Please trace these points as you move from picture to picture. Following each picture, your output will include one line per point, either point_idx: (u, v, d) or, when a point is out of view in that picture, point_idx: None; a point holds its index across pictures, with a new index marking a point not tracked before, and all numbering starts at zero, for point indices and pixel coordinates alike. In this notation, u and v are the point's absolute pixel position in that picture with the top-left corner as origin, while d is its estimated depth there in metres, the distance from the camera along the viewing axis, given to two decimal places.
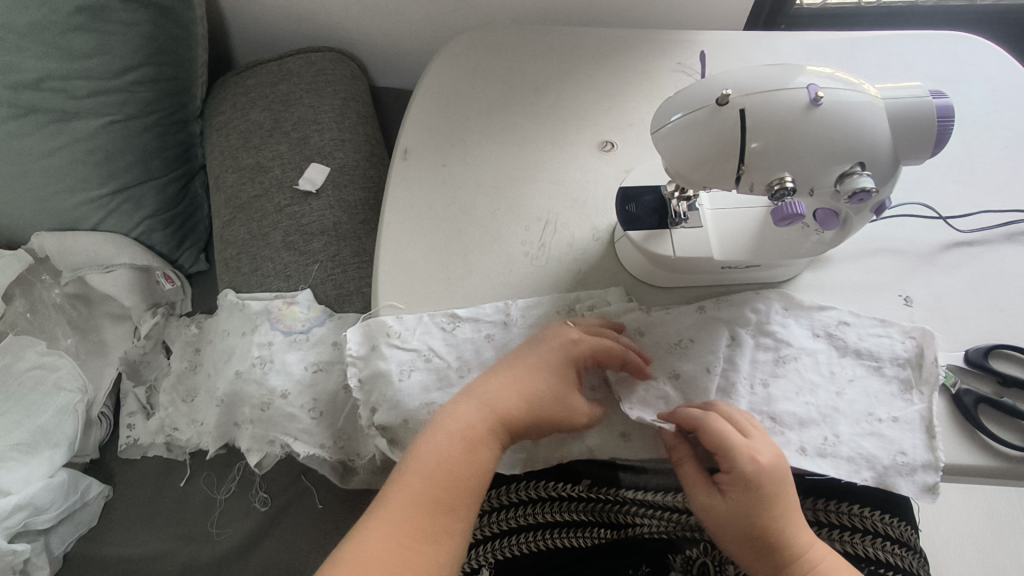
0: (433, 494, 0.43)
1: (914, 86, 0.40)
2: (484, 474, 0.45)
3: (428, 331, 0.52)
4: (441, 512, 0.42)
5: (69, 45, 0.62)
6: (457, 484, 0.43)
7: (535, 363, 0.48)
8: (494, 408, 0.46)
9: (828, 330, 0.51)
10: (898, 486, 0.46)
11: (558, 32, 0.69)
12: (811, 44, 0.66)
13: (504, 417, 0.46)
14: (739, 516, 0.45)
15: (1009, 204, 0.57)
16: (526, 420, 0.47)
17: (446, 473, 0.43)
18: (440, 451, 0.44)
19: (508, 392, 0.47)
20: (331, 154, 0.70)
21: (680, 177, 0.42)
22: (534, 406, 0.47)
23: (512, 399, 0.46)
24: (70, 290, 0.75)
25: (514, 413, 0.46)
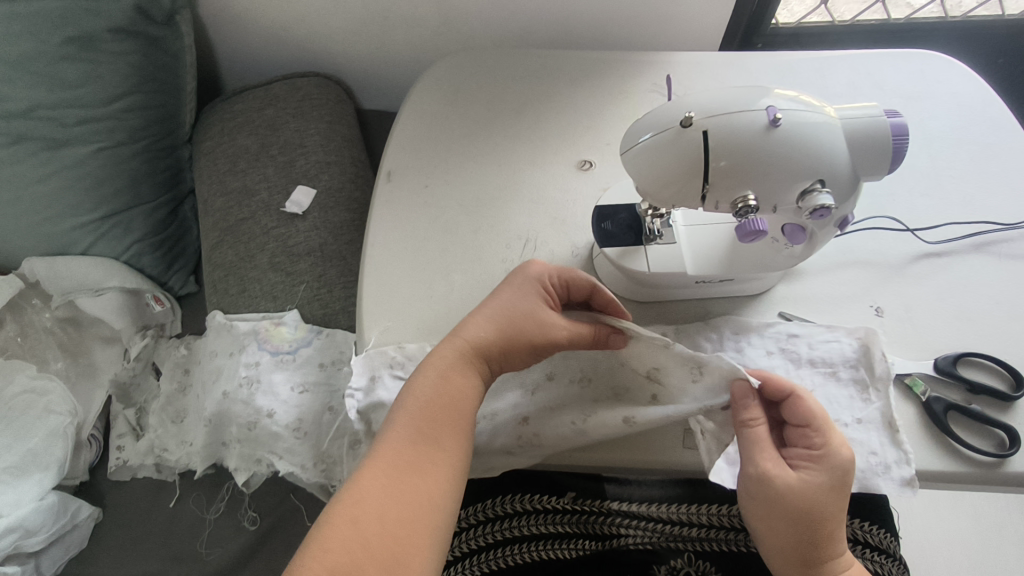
0: (421, 427, 0.43)
1: (869, 106, 0.42)
2: (467, 403, 0.44)
3: None
4: (429, 444, 0.42)
5: (59, 75, 0.64)
6: (442, 414, 0.43)
7: (507, 292, 0.49)
8: (470, 335, 0.46)
9: (779, 344, 0.52)
10: (878, 486, 0.47)
11: (537, 55, 0.71)
12: (782, 63, 0.68)
13: (477, 341, 0.46)
14: (828, 492, 0.43)
15: (975, 216, 0.59)
16: (501, 341, 0.46)
17: (431, 406, 0.43)
18: (425, 386, 0.44)
19: (481, 319, 0.47)
20: (316, 177, 0.72)
21: (650, 196, 0.43)
22: (507, 327, 0.47)
23: (481, 326, 0.47)
24: (61, 314, 0.76)
25: (487, 342, 0.46)
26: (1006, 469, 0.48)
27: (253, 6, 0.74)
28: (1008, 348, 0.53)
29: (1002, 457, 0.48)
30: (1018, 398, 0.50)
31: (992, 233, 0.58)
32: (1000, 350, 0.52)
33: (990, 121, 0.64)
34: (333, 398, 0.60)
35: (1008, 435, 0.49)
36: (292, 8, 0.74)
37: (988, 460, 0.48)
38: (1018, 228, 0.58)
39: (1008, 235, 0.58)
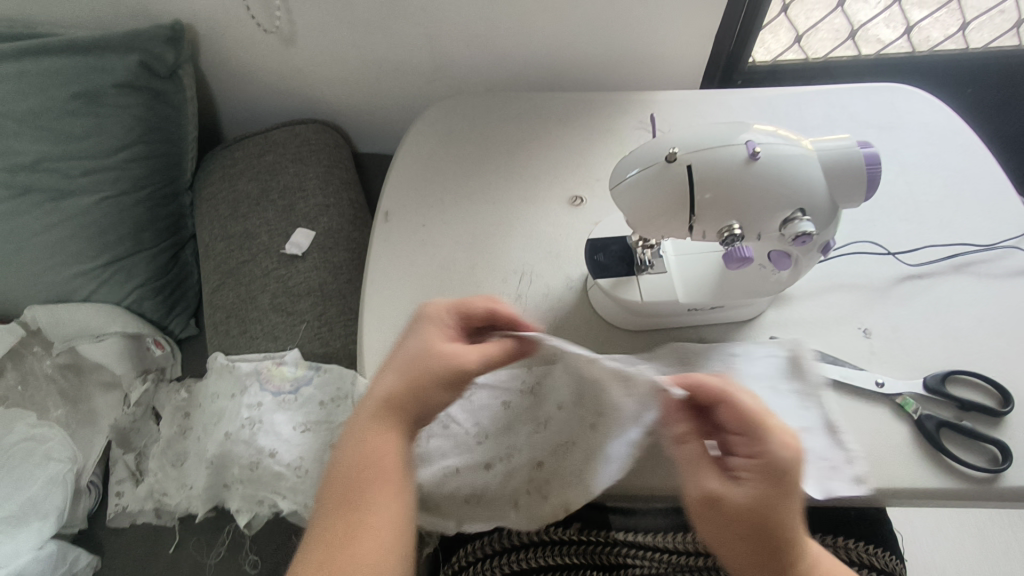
0: (343, 501, 0.37)
1: (843, 137, 0.44)
2: (384, 461, 0.38)
3: None
4: (349, 513, 0.36)
5: (65, 128, 0.68)
6: (358, 480, 0.37)
7: (402, 343, 0.43)
8: (376, 391, 0.41)
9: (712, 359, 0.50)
10: (834, 489, 0.46)
11: (527, 98, 0.74)
12: (761, 99, 0.71)
13: (384, 394, 0.40)
14: (751, 518, 0.37)
15: (953, 238, 0.61)
16: (411, 383, 0.40)
17: (344, 474, 0.38)
18: (342, 457, 0.39)
19: (384, 374, 0.42)
20: (315, 219, 0.74)
21: (640, 228, 0.45)
22: (411, 369, 0.41)
23: (385, 378, 0.41)
24: (61, 360, 0.75)
25: (392, 391, 0.40)
26: (999, 484, 0.49)
27: (253, 59, 0.77)
28: (994, 364, 0.54)
29: (995, 471, 0.49)
30: (1008, 413, 0.51)
31: (971, 254, 0.60)
32: (986, 367, 0.54)
33: (961, 148, 0.67)
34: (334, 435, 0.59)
35: (999, 449, 0.50)
36: (291, 60, 0.78)
37: (982, 475, 0.49)
38: (994, 248, 0.60)
39: (986, 255, 0.60)
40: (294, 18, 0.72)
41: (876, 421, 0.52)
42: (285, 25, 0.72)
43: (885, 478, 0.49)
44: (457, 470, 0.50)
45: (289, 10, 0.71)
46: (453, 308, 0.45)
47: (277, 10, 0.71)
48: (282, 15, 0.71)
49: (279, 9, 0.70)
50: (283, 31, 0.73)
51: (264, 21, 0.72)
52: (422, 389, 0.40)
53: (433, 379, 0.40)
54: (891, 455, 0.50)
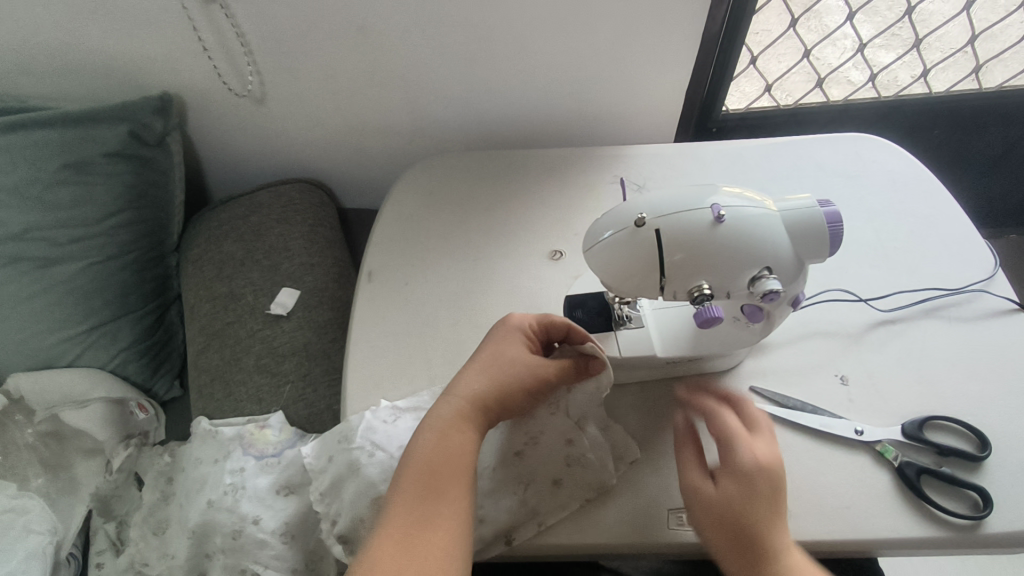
0: (428, 487, 0.43)
1: (804, 198, 0.46)
2: (466, 447, 0.46)
3: (372, 428, 0.54)
4: (452, 479, 0.44)
5: (53, 198, 0.69)
6: (455, 464, 0.44)
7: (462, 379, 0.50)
8: (464, 386, 0.49)
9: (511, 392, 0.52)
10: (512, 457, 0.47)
11: (506, 155, 0.76)
12: (731, 151, 0.74)
13: (475, 394, 0.48)
14: (705, 500, 0.46)
15: (922, 283, 0.63)
16: (493, 389, 0.49)
17: (435, 461, 0.44)
18: (424, 446, 0.45)
19: (475, 382, 0.49)
20: (300, 279, 0.74)
21: (615, 288, 0.47)
22: (487, 369, 0.50)
23: (475, 384, 0.49)
24: (44, 428, 0.74)
25: (494, 394, 0.49)
26: (982, 530, 0.49)
27: (240, 124, 0.80)
28: (970, 408, 0.55)
29: (977, 518, 0.49)
30: (987, 458, 0.52)
31: (940, 298, 0.61)
32: (963, 411, 0.55)
33: (926, 195, 0.69)
34: None
35: (980, 494, 0.50)
36: (275, 122, 0.80)
37: (964, 523, 0.49)
38: (962, 292, 0.62)
39: (955, 299, 0.61)
40: (265, 80, 0.73)
41: (857, 470, 0.52)
42: (255, 88, 0.74)
43: (869, 529, 0.50)
44: None
45: (259, 74, 0.73)
46: (520, 324, 0.53)
47: (249, 75, 0.73)
48: (252, 79, 0.73)
49: (250, 73, 0.72)
50: (252, 93, 0.75)
51: (235, 85, 0.73)
52: (503, 391, 0.49)
53: (509, 387, 0.49)
54: (873, 506, 0.50)
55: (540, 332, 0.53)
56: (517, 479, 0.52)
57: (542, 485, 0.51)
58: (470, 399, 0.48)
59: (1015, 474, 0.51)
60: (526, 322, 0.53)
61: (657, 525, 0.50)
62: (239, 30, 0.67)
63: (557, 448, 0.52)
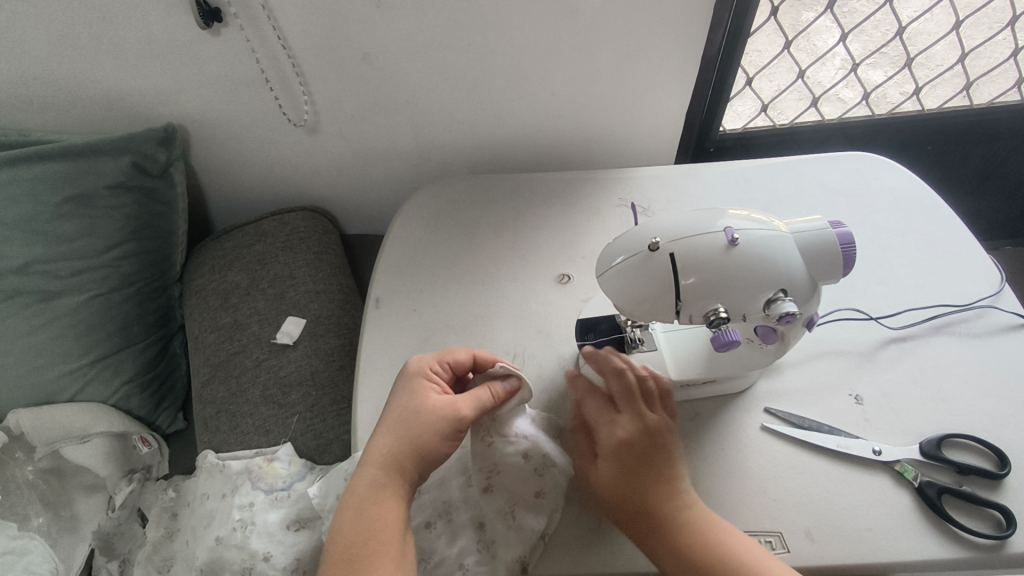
0: (352, 565, 0.44)
1: (815, 219, 0.46)
2: (389, 511, 0.46)
3: None
4: (378, 551, 0.44)
5: (56, 231, 0.69)
6: (379, 534, 0.45)
7: (374, 440, 0.50)
8: (373, 454, 0.49)
9: None
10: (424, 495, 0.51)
11: (510, 180, 0.76)
12: (732, 171, 0.74)
13: (383, 458, 0.48)
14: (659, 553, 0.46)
15: (931, 299, 0.63)
16: (403, 443, 0.48)
17: (355, 539, 0.45)
18: (340, 528, 0.46)
19: (384, 442, 0.49)
20: (305, 307, 0.74)
21: (629, 312, 0.46)
22: (392, 427, 0.49)
23: (387, 443, 0.49)
24: (44, 465, 0.72)
25: (408, 447, 0.48)
26: (1007, 549, 0.48)
27: (244, 153, 0.80)
28: (987, 424, 0.55)
29: (1001, 537, 0.48)
30: (1007, 476, 0.51)
31: (950, 314, 0.62)
32: (980, 428, 0.54)
33: (927, 212, 0.70)
34: None
35: (1003, 513, 0.50)
36: (280, 151, 0.80)
37: (988, 543, 0.49)
38: (971, 308, 0.62)
39: (964, 315, 0.62)
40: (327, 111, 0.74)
41: (877, 490, 0.52)
42: (313, 118, 0.75)
43: (893, 551, 0.49)
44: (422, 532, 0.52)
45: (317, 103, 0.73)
46: (417, 369, 0.53)
47: (306, 104, 0.73)
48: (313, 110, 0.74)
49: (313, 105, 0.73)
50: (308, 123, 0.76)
51: (295, 117, 0.74)
52: (410, 444, 0.48)
53: (418, 438, 0.48)
54: (895, 527, 0.50)
55: (444, 368, 0.53)
56: (501, 508, 0.51)
57: (527, 502, 0.51)
58: (385, 461, 0.48)
59: None
60: (425, 365, 0.53)
61: None
62: (297, 62, 0.68)
63: (519, 471, 0.51)
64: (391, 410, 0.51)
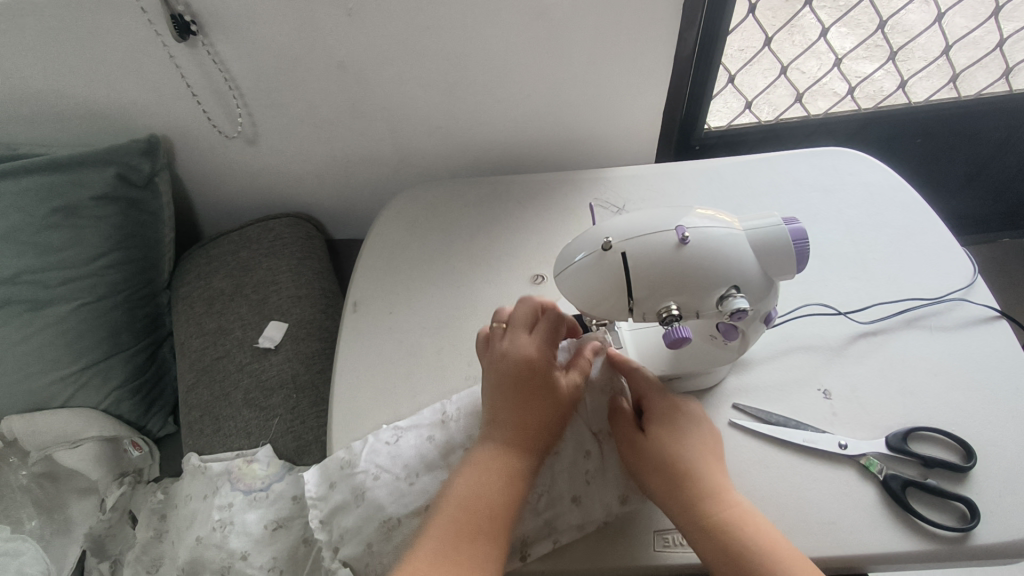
0: (470, 522, 0.45)
1: (769, 216, 0.47)
2: (517, 474, 0.47)
3: (374, 451, 0.54)
4: (497, 511, 0.46)
5: (45, 241, 0.71)
6: (499, 496, 0.46)
7: (504, 399, 0.50)
8: (509, 415, 0.49)
9: (393, 437, 0.55)
10: (371, 489, 0.52)
11: (488, 182, 0.77)
12: (708, 168, 0.75)
13: (518, 422, 0.49)
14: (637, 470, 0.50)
15: (902, 294, 0.63)
16: (537, 423, 0.49)
17: (480, 499, 0.46)
18: (470, 484, 0.47)
19: (519, 405, 0.49)
20: (288, 311, 0.75)
21: (587, 311, 0.47)
22: (529, 401, 0.49)
23: (522, 407, 0.49)
24: (37, 469, 0.74)
25: (538, 415, 0.49)
26: (971, 542, 0.48)
27: (227, 161, 0.81)
28: (954, 417, 0.55)
29: (965, 530, 0.48)
30: (972, 468, 0.51)
31: (920, 308, 0.62)
32: (947, 421, 0.55)
33: (902, 205, 0.70)
34: (308, 529, 0.58)
35: (968, 505, 0.50)
36: (267, 159, 0.82)
37: (952, 535, 0.49)
38: (942, 301, 0.62)
39: (934, 308, 0.62)
40: (255, 121, 0.76)
41: (843, 484, 0.52)
42: (246, 129, 0.77)
43: (856, 544, 0.49)
44: (399, 521, 0.51)
45: (250, 113, 0.75)
46: (545, 334, 0.51)
47: (240, 116, 0.75)
48: (244, 120, 0.75)
49: (241, 115, 0.74)
50: (245, 134, 0.77)
51: (226, 128, 0.76)
52: (544, 422, 0.49)
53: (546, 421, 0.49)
54: (859, 521, 0.50)
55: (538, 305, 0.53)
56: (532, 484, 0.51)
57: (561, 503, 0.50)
58: (516, 424, 0.49)
59: (1001, 483, 0.51)
60: (548, 330, 0.51)
61: (642, 547, 0.49)
62: (229, 79, 0.70)
63: (576, 458, 0.52)
64: (515, 358, 0.50)
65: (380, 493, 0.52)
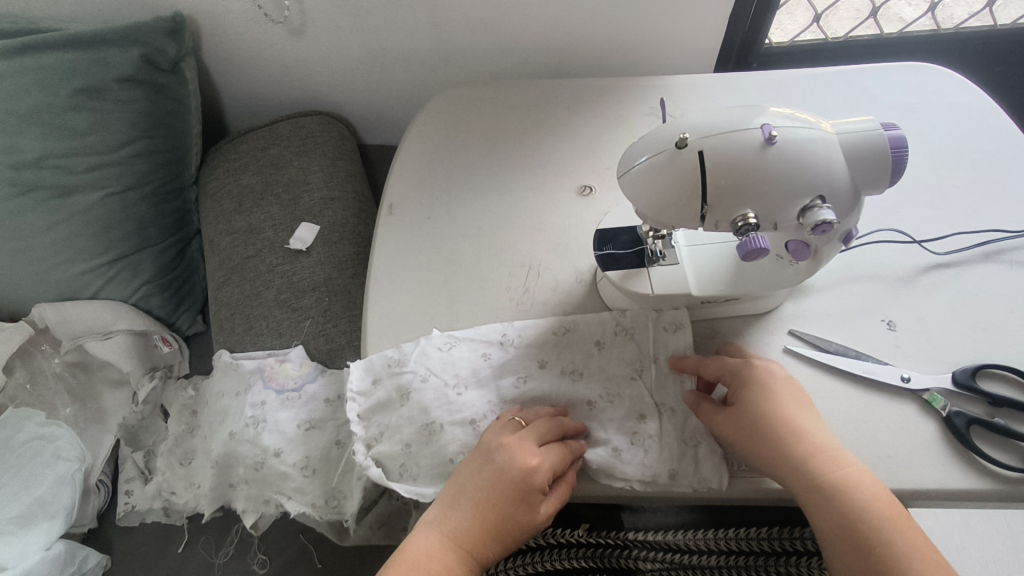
0: None
1: (866, 120, 0.42)
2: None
3: (425, 353, 0.53)
4: None
5: (69, 124, 0.67)
6: None
7: (479, 492, 0.45)
8: (467, 511, 0.45)
9: (446, 344, 0.53)
10: (419, 391, 0.51)
11: (533, 85, 0.72)
12: (776, 80, 0.68)
13: (475, 525, 0.45)
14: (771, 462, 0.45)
15: (982, 224, 0.58)
16: (498, 528, 0.45)
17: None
18: (418, 553, 0.44)
19: (488, 510, 0.45)
20: (320, 213, 0.72)
21: (651, 217, 0.43)
22: (499, 505, 0.45)
23: (488, 513, 0.45)
24: (70, 358, 0.76)
25: (501, 528, 0.45)
26: None
27: (255, 50, 0.76)
28: None
29: None
30: None
31: (1001, 241, 0.57)
32: (1019, 360, 0.51)
33: (991, 129, 0.64)
34: (340, 431, 0.58)
35: None
36: (297, 50, 0.76)
37: (1015, 475, 0.46)
38: None
39: (1017, 242, 0.57)
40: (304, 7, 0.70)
41: (901, 418, 0.49)
42: (295, 16, 0.71)
43: (912, 479, 0.47)
44: (442, 426, 0.50)
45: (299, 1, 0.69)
46: (537, 436, 0.47)
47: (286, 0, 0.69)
48: (292, 6, 0.70)
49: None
50: (284, 24, 0.72)
51: (273, 12, 0.70)
52: (501, 537, 0.45)
53: (505, 533, 0.45)
54: (918, 455, 0.48)
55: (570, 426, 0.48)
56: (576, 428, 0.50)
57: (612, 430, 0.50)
58: (477, 522, 0.45)
59: None
60: (544, 431, 0.47)
61: (691, 470, 0.48)
62: None
63: (628, 418, 0.50)
64: (512, 461, 0.45)
65: (427, 396, 0.51)
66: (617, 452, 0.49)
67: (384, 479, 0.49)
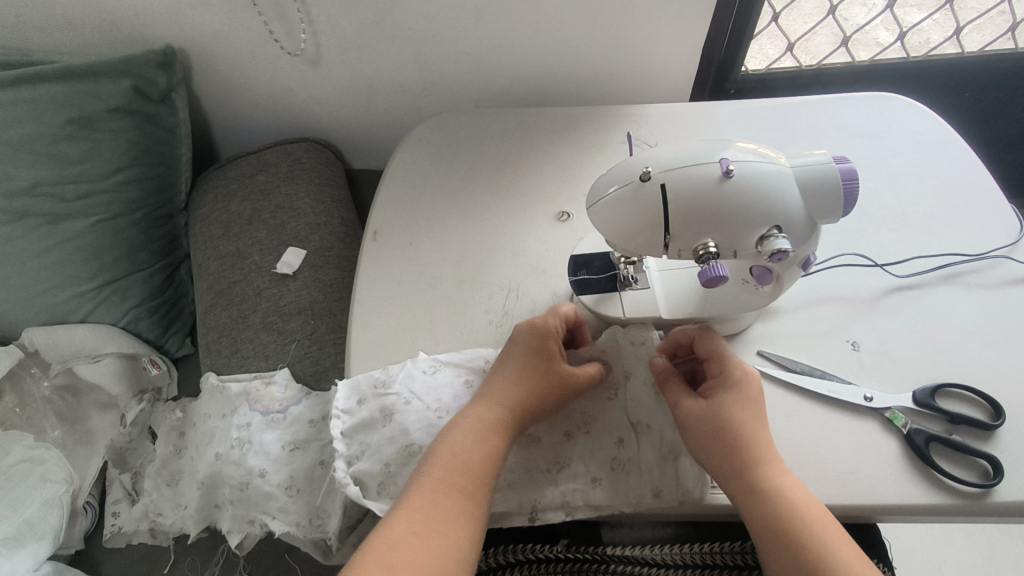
0: (454, 485, 0.44)
1: (818, 154, 0.44)
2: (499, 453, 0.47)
3: (410, 375, 0.54)
4: (463, 495, 0.44)
5: (60, 153, 0.69)
6: (476, 470, 0.45)
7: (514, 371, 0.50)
8: (505, 389, 0.49)
9: (430, 369, 0.55)
10: (400, 413, 0.52)
11: (514, 114, 0.74)
12: (748, 109, 0.71)
13: (513, 397, 0.49)
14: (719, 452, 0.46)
15: (941, 248, 0.60)
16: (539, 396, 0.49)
17: (468, 462, 0.45)
18: (455, 441, 0.46)
19: (523, 381, 0.49)
20: (306, 238, 0.74)
21: (619, 245, 0.45)
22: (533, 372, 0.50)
23: (522, 386, 0.49)
24: (58, 382, 0.78)
25: (537, 397, 0.49)
26: (992, 499, 0.48)
27: (245, 80, 0.78)
28: (986, 375, 0.53)
29: (986, 487, 0.48)
30: (1000, 427, 0.50)
31: (959, 264, 0.59)
32: (978, 379, 0.53)
33: (950, 157, 0.67)
34: (323, 451, 0.60)
35: (991, 464, 0.49)
36: (286, 80, 0.78)
37: (973, 491, 0.48)
38: (985, 258, 0.59)
39: (975, 265, 0.59)
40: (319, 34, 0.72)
41: (864, 435, 0.51)
42: (311, 48, 0.73)
43: (874, 495, 0.49)
44: (421, 449, 0.51)
45: (317, 32, 0.71)
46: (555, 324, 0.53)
47: (304, 32, 0.71)
48: (308, 38, 0.72)
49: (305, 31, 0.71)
50: (273, 55, 0.74)
51: (289, 45, 0.73)
52: (542, 398, 0.49)
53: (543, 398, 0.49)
54: (881, 472, 0.50)
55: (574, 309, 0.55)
56: (556, 455, 0.51)
57: (596, 457, 0.51)
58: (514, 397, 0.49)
59: None
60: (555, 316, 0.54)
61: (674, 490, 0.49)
62: None
63: (607, 444, 0.51)
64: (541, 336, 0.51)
65: (408, 418, 0.52)
66: (598, 476, 0.50)
67: (362, 497, 0.50)
